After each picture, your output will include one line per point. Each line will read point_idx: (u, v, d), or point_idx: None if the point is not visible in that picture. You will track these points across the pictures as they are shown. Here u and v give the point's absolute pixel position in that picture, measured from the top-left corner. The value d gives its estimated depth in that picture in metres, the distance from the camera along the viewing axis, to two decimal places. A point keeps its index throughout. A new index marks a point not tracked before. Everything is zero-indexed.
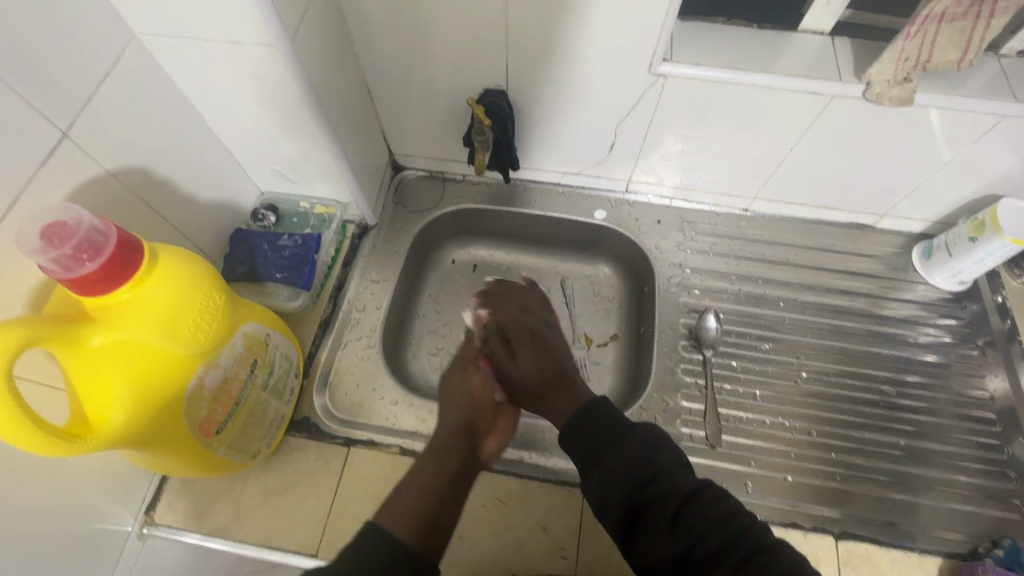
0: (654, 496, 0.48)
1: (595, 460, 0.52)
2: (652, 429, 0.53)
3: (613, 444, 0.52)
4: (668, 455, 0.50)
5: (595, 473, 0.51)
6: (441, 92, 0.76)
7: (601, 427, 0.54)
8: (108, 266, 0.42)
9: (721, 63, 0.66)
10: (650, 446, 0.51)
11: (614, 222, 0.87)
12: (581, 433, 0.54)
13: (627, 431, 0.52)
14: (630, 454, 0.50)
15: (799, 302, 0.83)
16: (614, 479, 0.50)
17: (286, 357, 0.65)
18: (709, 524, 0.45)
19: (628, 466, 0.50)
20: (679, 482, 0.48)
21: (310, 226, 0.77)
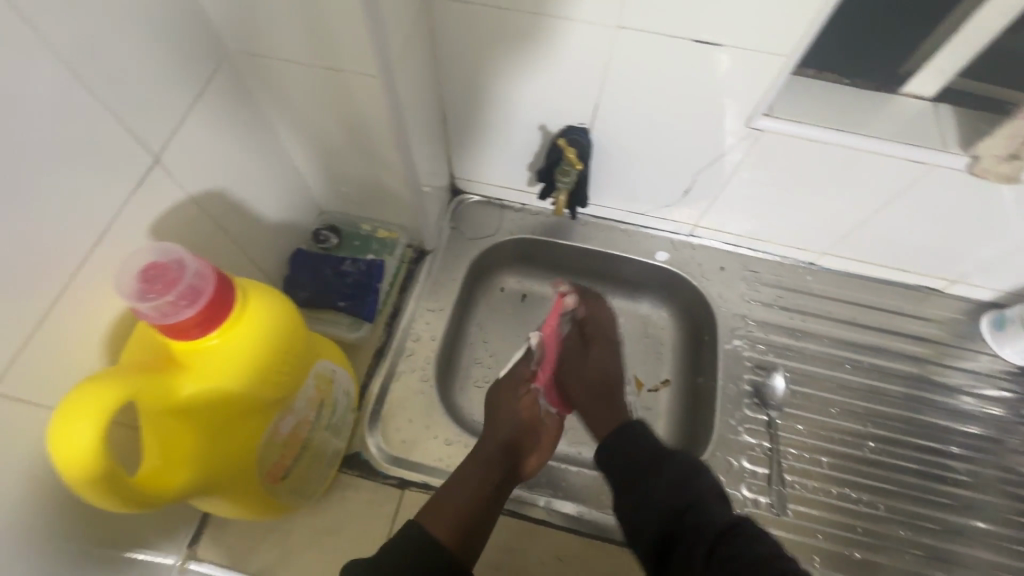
0: (687, 525, 0.50)
1: (635, 483, 0.56)
2: (694, 462, 0.56)
3: (650, 473, 0.56)
4: (702, 486, 0.53)
5: (631, 495, 0.55)
6: (516, 125, 0.72)
7: (642, 448, 0.59)
8: (206, 312, 0.39)
9: (821, 121, 0.64)
10: (690, 476, 0.54)
11: (676, 266, 0.85)
12: (621, 454, 0.59)
13: (665, 460, 0.56)
14: (668, 481, 0.54)
15: (864, 364, 0.81)
16: (648, 501, 0.54)
17: (346, 394, 0.62)
18: (736, 551, 0.46)
19: (663, 493, 0.54)
20: (710, 513, 0.51)
21: (371, 251, 0.73)
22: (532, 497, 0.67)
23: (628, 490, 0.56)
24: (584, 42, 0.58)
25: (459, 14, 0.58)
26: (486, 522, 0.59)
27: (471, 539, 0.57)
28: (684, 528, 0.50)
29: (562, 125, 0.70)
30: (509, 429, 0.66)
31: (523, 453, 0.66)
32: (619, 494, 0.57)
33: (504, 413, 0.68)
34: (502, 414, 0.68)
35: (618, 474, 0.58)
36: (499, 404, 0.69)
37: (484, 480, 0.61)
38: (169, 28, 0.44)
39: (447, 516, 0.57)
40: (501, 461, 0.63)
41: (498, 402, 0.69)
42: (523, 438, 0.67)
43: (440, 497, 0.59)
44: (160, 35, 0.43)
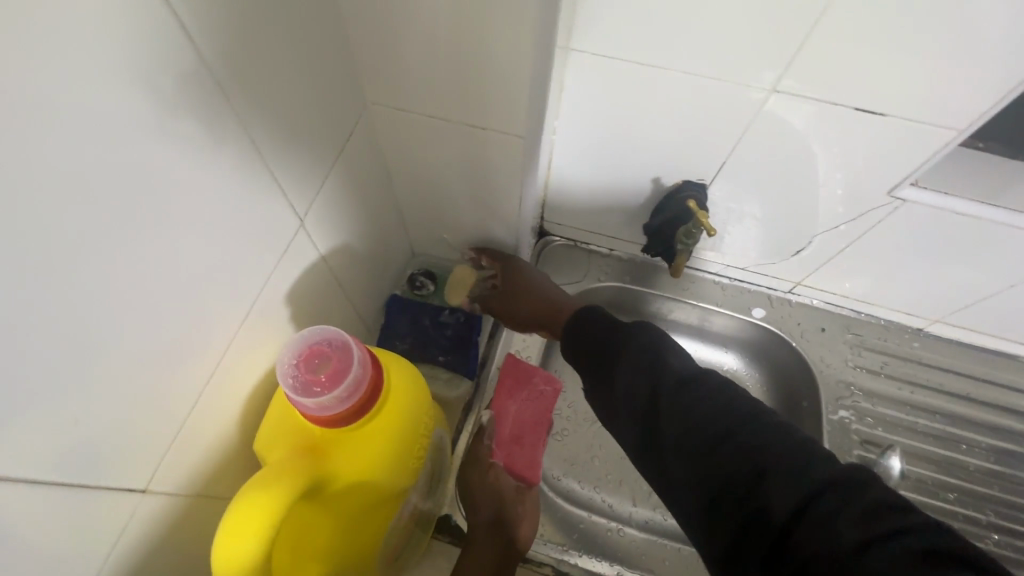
0: (649, 387, 0.46)
1: (607, 362, 0.51)
2: (655, 333, 0.51)
3: (614, 356, 0.51)
4: (643, 351, 0.49)
5: (608, 375, 0.51)
6: (625, 175, 0.69)
7: (600, 334, 0.54)
8: (361, 404, 0.36)
9: (968, 192, 0.59)
10: (656, 347, 0.49)
11: (772, 324, 0.81)
12: (582, 339, 0.55)
13: (626, 339, 0.51)
14: (636, 350, 0.49)
15: (978, 444, 0.75)
16: (615, 381, 0.49)
17: (447, 458, 0.59)
18: (696, 405, 0.43)
19: (624, 362, 0.49)
20: (668, 370, 0.47)
21: None
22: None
23: (599, 373, 0.52)
24: (726, 101, 0.55)
25: (594, 67, 0.56)
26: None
27: None
28: (657, 397, 0.45)
29: (678, 179, 0.67)
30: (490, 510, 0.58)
31: (514, 523, 0.59)
32: (589, 378, 0.54)
33: (480, 493, 0.59)
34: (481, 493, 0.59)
35: (586, 363, 0.54)
36: (472, 488, 0.60)
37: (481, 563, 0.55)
38: (322, 85, 0.42)
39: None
40: (493, 545, 0.56)
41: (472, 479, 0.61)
42: (508, 510, 0.59)
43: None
44: (315, 92, 0.42)
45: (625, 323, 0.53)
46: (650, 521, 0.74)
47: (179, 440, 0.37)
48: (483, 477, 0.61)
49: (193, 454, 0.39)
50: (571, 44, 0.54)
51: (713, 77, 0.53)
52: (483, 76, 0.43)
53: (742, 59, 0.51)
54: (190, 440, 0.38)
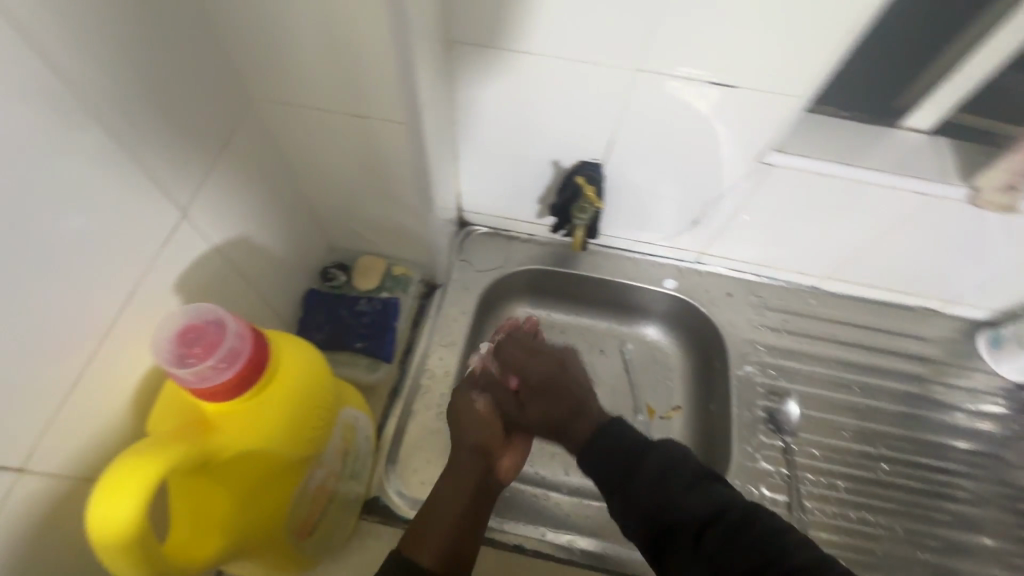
0: (672, 522, 0.51)
1: (623, 485, 0.55)
2: (671, 450, 0.56)
3: (630, 477, 0.55)
4: (653, 469, 0.54)
5: (629, 498, 0.54)
6: (527, 159, 0.73)
7: (615, 439, 0.59)
8: (244, 373, 0.37)
9: (826, 155, 0.66)
10: (672, 465, 0.55)
11: (682, 293, 0.87)
12: (603, 455, 0.59)
13: (645, 453, 0.57)
14: (651, 477, 0.54)
15: (870, 386, 0.83)
16: (636, 508, 0.53)
17: (366, 436, 0.61)
18: (728, 546, 0.47)
19: (627, 476, 0.55)
20: (695, 511, 0.50)
21: (386, 288, 0.71)
22: (557, 537, 0.67)
23: (618, 494, 0.56)
24: (600, 82, 0.60)
25: (479, 57, 0.59)
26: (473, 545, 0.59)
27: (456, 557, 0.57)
28: (695, 535, 0.49)
29: (575, 160, 0.71)
30: (474, 437, 0.65)
31: (494, 460, 0.66)
32: (611, 496, 0.57)
33: (467, 420, 0.67)
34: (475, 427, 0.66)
35: (602, 478, 0.58)
36: (460, 410, 0.68)
37: (461, 499, 0.61)
38: (196, 77, 0.44)
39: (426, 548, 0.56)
40: (473, 469, 0.63)
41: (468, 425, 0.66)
42: (493, 441, 0.67)
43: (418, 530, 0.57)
44: (189, 85, 0.43)
45: (636, 435, 0.60)
46: (580, 487, 0.77)
47: (60, 424, 0.38)
48: (471, 406, 0.68)
49: (77, 438, 0.40)
50: (453, 35, 0.57)
51: (584, 61, 0.58)
52: (356, 63, 0.45)
53: (606, 42, 0.55)
54: (70, 425, 0.39)
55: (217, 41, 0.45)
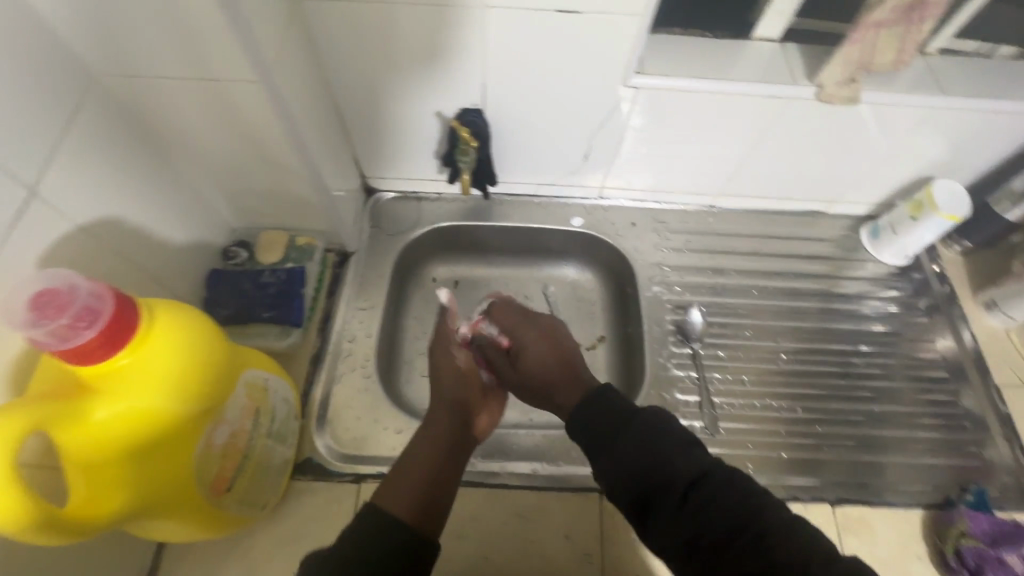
0: (658, 485, 0.45)
1: (605, 442, 0.50)
2: (660, 414, 0.50)
3: (614, 437, 0.49)
4: (640, 437, 0.48)
5: (609, 453, 0.49)
6: (410, 114, 0.75)
7: (603, 411, 0.52)
8: (107, 331, 0.39)
9: (686, 73, 0.70)
10: (658, 427, 0.49)
11: (590, 229, 0.90)
12: (586, 420, 0.52)
13: (630, 415, 0.50)
14: (638, 437, 0.48)
15: (769, 288, 0.89)
16: (620, 474, 0.47)
17: (284, 399, 0.63)
18: (713, 513, 0.43)
19: (616, 442, 0.49)
20: (679, 472, 0.45)
21: (291, 259, 0.73)
22: (488, 466, 0.68)
23: (598, 452, 0.50)
24: (454, 23, 0.61)
25: (333, 12, 0.60)
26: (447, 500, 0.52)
27: (433, 512, 0.50)
28: (679, 497, 0.44)
29: (456, 108, 0.73)
30: (452, 391, 0.62)
31: (472, 417, 0.62)
32: (589, 453, 0.51)
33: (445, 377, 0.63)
34: (451, 381, 0.63)
35: (583, 439, 0.52)
36: (441, 366, 0.65)
37: (437, 441, 0.57)
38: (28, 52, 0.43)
39: (393, 493, 0.50)
40: (449, 422, 0.59)
41: (446, 373, 0.64)
42: (472, 397, 0.63)
43: (393, 476, 0.52)
44: (20, 61, 0.42)
45: (622, 402, 0.52)
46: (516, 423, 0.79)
47: None
48: (451, 360, 0.65)
49: None
50: None
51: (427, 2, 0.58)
52: (186, 23, 0.46)
53: None
54: None
55: None
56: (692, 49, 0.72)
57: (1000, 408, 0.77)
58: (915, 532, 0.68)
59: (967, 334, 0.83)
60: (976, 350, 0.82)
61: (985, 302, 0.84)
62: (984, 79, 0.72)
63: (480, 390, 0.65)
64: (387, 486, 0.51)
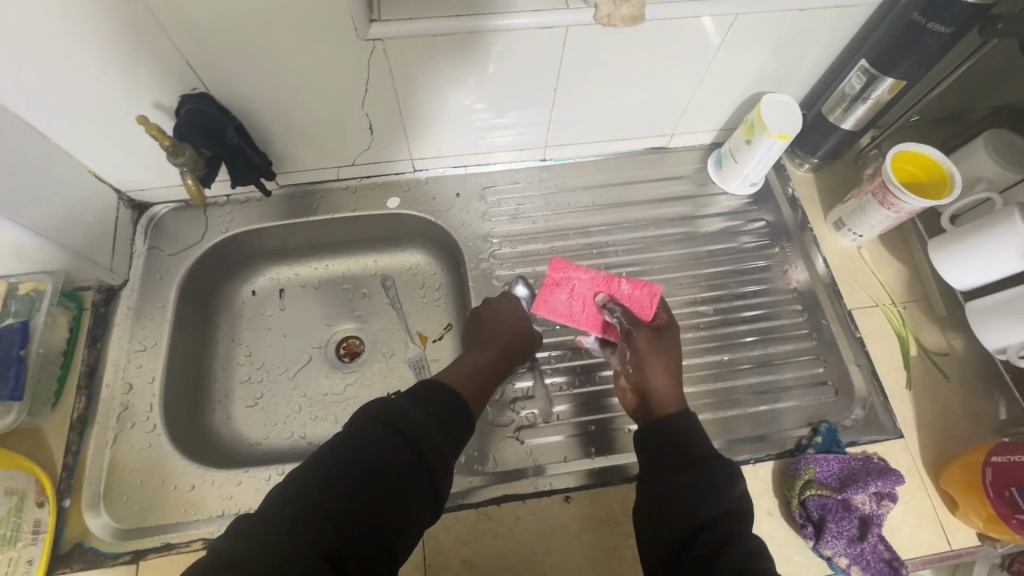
0: (707, 531, 0.45)
1: (674, 469, 0.50)
2: (734, 474, 0.49)
3: (686, 465, 0.50)
4: (724, 499, 0.47)
5: (667, 480, 0.49)
6: (121, 110, 0.60)
7: (695, 443, 0.52)
8: None
9: (437, 12, 0.58)
10: (727, 483, 0.48)
11: (410, 208, 0.79)
12: (665, 429, 0.53)
13: (711, 458, 0.50)
14: (710, 482, 0.48)
15: (617, 242, 0.81)
16: (672, 517, 0.47)
17: (6, 493, 0.55)
18: None
19: (686, 475, 0.49)
20: (734, 536, 0.45)
21: (12, 313, 0.60)
22: None
23: (662, 471, 0.50)
24: None
25: None
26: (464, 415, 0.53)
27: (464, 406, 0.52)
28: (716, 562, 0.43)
29: (176, 97, 0.60)
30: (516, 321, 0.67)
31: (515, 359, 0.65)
32: (648, 468, 0.52)
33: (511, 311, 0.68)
34: (498, 328, 0.65)
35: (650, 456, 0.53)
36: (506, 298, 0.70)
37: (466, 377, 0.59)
38: None
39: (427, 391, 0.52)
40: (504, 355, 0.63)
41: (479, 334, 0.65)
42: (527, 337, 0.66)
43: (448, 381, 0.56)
44: None
45: (716, 450, 0.51)
46: None
47: None
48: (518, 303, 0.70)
49: None
50: None
51: None
52: None
53: None
54: None
55: None
56: None
57: (853, 333, 0.72)
58: (767, 486, 0.63)
59: (819, 261, 0.78)
60: (829, 276, 0.76)
61: (835, 222, 0.77)
62: None
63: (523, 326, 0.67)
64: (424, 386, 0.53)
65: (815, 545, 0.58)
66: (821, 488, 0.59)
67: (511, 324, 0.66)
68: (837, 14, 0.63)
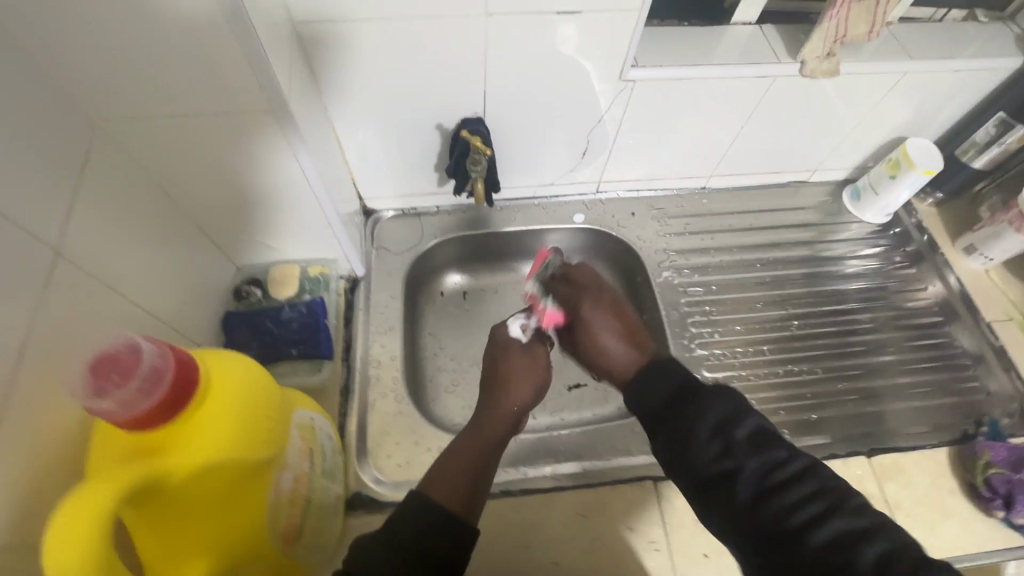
0: (723, 462, 0.47)
1: (676, 417, 0.51)
2: (728, 397, 0.51)
3: (680, 410, 0.51)
4: (722, 416, 0.49)
5: (673, 424, 0.51)
6: (413, 131, 0.74)
7: (664, 397, 0.53)
8: (173, 392, 0.37)
9: (678, 62, 0.72)
10: (721, 401, 0.50)
11: (594, 223, 0.91)
12: (643, 397, 0.55)
13: (687, 398, 0.52)
14: (700, 417, 0.50)
15: (771, 259, 0.92)
16: (687, 455, 0.49)
17: (328, 436, 0.60)
18: (773, 495, 0.45)
19: (685, 417, 0.50)
20: (744, 455, 0.47)
21: (307, 291, 0.70)
22: (539, 471, 0.70)
23: (663, 426, 0.52)
24: (454, 32, 0.61)
25: (329, 34, 0.59)
26: (485, 488, 0.56)
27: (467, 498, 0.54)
28: (740, 480, 0.46)
29: (457, 119, 0.72)
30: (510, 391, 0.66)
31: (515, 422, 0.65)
32: (653, 432, 0.53)
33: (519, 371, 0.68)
34: (518, 381, 0.67)
35: (649, 416, 0.54)
36: (507, 344, 0.71)
37: (484, 437, 0.61)
38: (43, 109, 0.41)
39: (444, 485, 0.54)
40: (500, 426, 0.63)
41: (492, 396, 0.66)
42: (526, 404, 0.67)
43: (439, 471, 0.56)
44: (34, 117, 0.39)
45: (690, 389, 0.52)
46: (550, 425, 0.85)
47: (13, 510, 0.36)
48: (529, 356, 0.71)
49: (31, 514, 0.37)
50: (296, 16, 0.56)
51: (418, 16, 0.58)
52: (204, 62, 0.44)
53: None
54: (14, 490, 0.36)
55: (54, 72, 0.42)
56: (674, 38, 0.75)
57: (994, 343, 0.83)
58: (945, 468, 0.72)
59: (952, 278, 0.89)
60: (963, 291, 0.88)
61: (966, 247, 0.90)
62: (940, 39, 0.78)
63: (534, 388, 0.68)
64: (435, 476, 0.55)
65: (1006, 515, 0.67)
66: (1001, 468, 0.68)
67: (525, 373, 0.68)
68: (982, 74, 0.78)
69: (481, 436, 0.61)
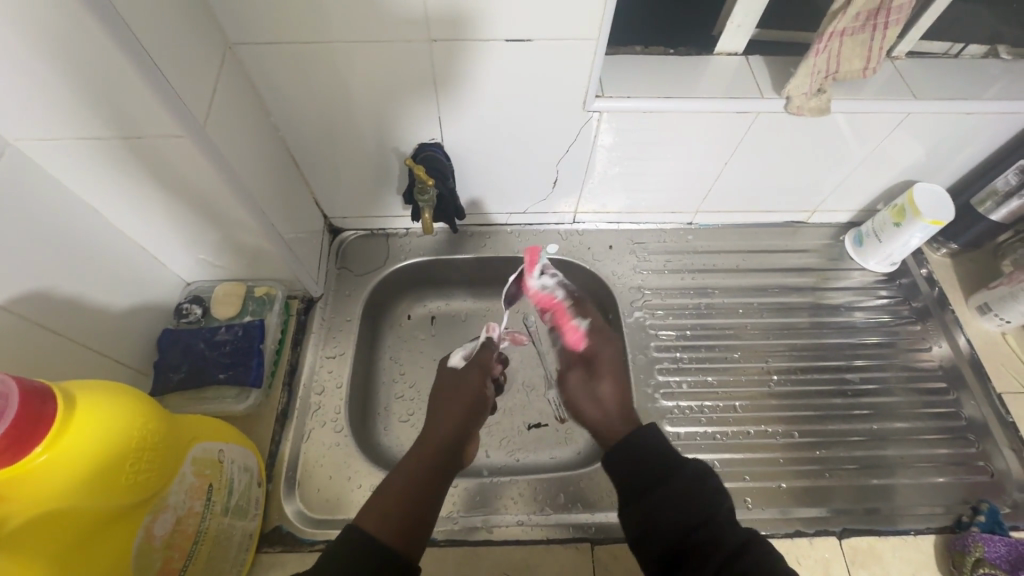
0: (705, 540, 0.44)
1: (654, 487, 0.48)
2: (712, 476, 0.49)
3: (668, 479, 0.48)
4: (710, 496, 0.47)
5: (657, 492, 0.48)
6: (372, 154, 0.71)
7: (649, 457, 0.51)
8: (14, 431, 0.35)
9: (648, 93, 0.67)
10: (706, 480, 0.48)
11: (568, 255, 0.87)
12: (627, 453, 0.52)
13: (677, 469, 0.49)
14: (688, 488, 0.47)
15: (756, 305, 0.85)
16: (664, 523, 0.46)
17: (245, 468, 0.58)
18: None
19: (670, 488, 0.48)
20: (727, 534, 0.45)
21: (249, 312, 0.70)
22: (469, 520, 0.66)
23: (642, 490, 0.49)
24: (400, 57, 0.58)
25: (271, 54, 0.57)
26: (425, 517, 0.52)
27: (407, 529, 0.49)
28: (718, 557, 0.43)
29: (414, 143, 0.70)
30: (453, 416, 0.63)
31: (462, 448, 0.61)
32: (628, 496, 0.50)
33: (459, 399, 0.65)
34: (457, 402, 0.65)
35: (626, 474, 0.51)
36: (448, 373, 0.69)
37: (423, 465, 0.56)
38: None
39: (377, 516, 0.49)
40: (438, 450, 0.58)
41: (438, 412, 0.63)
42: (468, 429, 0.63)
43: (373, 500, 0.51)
44: None
45: (679, 456, 0.51)
46: (504, 467, 0.79)
47: None
48: (471, 383, 0.67)
49: None
50: (231, 37, 0.55)
51: (362, 41, 0.56)
52: (103, 89, 0.43)
53: (386, 18, 0.54)
54: None
55: None
56: (649, 67, 0.70)
57: (1004, 417, 0.74)
58: (929, 560, 0.65)
59: (962, 339, 0.81)
60: (971, 354, 0.79)
61: (979, 306, 0.81)
62: (954, 78, 0.70)
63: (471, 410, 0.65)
64: (370, 507, 0.50)
65: None
66: (993, 568, 0.60)
67: (464, 392, 0.66)
68: (1002, 118, 0.70)
69: (416, 465, 0.56)
